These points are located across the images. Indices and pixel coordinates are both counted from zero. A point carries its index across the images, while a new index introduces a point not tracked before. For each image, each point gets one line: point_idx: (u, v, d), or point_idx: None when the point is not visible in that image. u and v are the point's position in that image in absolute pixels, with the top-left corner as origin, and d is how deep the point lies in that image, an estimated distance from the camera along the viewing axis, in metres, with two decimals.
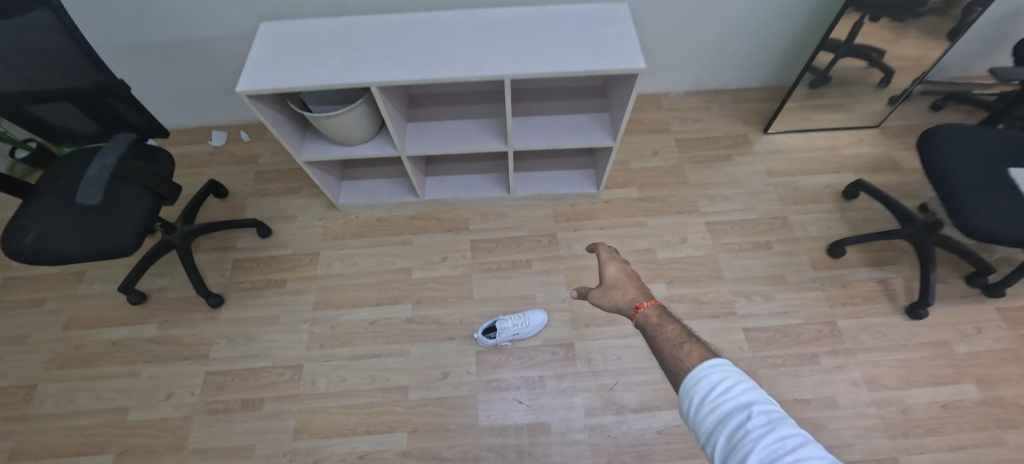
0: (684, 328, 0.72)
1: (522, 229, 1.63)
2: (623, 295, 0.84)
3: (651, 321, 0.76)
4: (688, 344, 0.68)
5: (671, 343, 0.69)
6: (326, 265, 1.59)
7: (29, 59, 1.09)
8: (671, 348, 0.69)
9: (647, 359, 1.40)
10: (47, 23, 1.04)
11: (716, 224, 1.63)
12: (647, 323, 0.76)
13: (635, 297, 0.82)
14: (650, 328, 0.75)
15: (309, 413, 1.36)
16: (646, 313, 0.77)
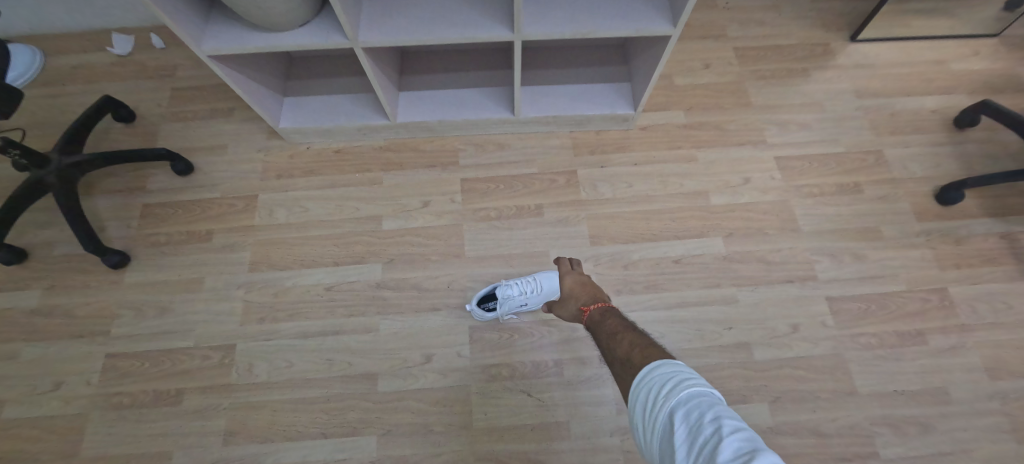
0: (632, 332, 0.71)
1: (530, 165, 1.21)
2: (582, 302, 0.87)
3: (603, 322, 0.78)
4: (623, 333, 0.72)
5: (613, 336, 0.72)
6: (266, 212, 1.18)
7: None
8: (614, 340, 0.72)
9: (699, 338, 1.04)
10: None
11: (789, 160, 1.22)
12: (598, 323, 0.79)
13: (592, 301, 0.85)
14: (602, 327, 0.77)
15: (245, 409, 1.01)
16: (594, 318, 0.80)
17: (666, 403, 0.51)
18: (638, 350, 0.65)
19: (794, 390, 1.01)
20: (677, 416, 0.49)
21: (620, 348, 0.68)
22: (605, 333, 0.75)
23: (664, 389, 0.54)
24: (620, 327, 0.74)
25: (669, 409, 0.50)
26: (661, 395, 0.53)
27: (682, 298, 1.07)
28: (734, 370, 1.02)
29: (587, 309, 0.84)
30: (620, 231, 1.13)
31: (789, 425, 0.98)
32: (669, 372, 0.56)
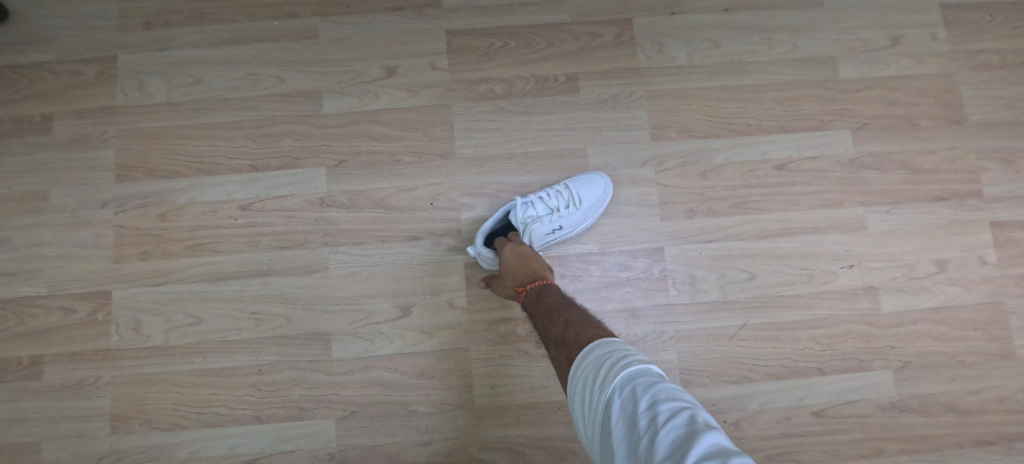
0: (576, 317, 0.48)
1: (557, 8, 0.75)
2: (519, 279, 0.60)
3: (538, 305, 0.54)
4: (568, 313, 0.48)
5: (558, 323, 0.48)
6: (135, 86, 0.74)
7: None
8: (557, 328, 0.47)
9: (805, 280, 0.71)
10: None
11: (961, 9, 0.78)
12: (533, 305, 0.55)
13: (532, 274, 0.60)
14: (536, 309, 0.54)
15: (138, 383, 0.69)
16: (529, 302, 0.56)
17: (595, 399, 0.32)
18: (574, 329, 0.44)
19: (933, 352, 0.71)
20: (607, 418, 0.30)
21: (565, 342, 0.44)
22: (541, 317, 0.52)
23: (593, 378, 0.34)
24: (565, 311, 0.49)
25: (596, 408, 0.31)
26: (588, 387, 0.34)
27: (783, 222, 0.72)
28: (852, 325, 0.70)
29: (523, 285, 0.59)
30: (697, 120, 0.73)
31: (920, 400, 0.70)
32: (601, 348, 0.37)
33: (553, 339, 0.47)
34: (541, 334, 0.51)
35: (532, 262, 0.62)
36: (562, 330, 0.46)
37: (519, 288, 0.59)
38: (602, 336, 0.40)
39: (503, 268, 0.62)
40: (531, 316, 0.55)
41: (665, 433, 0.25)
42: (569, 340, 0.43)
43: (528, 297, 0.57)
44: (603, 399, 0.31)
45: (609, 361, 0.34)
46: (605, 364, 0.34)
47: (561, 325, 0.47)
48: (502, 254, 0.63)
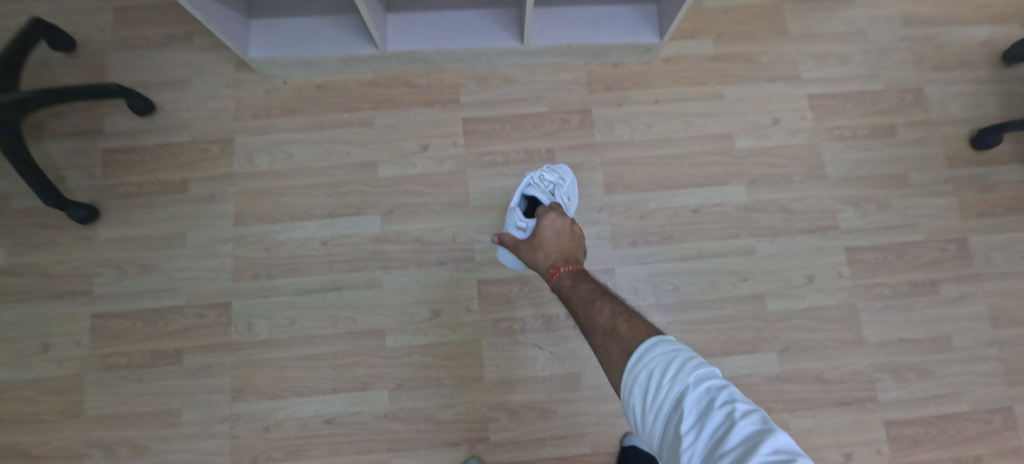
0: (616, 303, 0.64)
1: (540, 102, 1.09)
2: (555, 259, 0.78)
3: (574, 290, 0.71)
4: (609, 305, 0.63)
5: (602, 314, 0.62)
6: (247, 159, 1.06)
7: None
8: (603, 322, 0.61)
9: (713, 289, 1.02)
10: None
11: (823, 99, 1.12)
12: (569, 287, 0.72)
13: (567, 261, 0.77)
14: (575, 292, 0.71)
15: (250, 366, 0.99)
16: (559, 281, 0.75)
17: (668, 388, 0.44)
18: (625, 321, 0.58)
19: (804, 339, 1.01)
20: (681, 404, 0.42)
21: (615, 332, 0.57)
22: (581, 301, 0.68)
23: (663, 372, 0.46)
24: (606, 301, 0.65)
25: (672, 397, 0.43)
26: (655, 384, 0.46)
27: (699, 249, 1.03)
28: (747, 320, 1.01)
29: (558, 267, 0.77)
30: (638, 178, 1.05)
31: (796, 372, 1.00)
32: (664, 349, 0.49)
33: (600, 328, 0.61)
34: (580, 315, 0.67)
35: (566, 244, 0.80)
36: (607, 321, 0.61)
37: (555, 268, 0.77)
38: (655, 335, 0.52)
39: (541, 240, 0.80)
40: (568, 297, 0.71)
41: (739, 430, 0.37)
42: (623, 335, 0.56)
43: (560, 278, 0.75)
44: (682, 400, 0.42)
45: (678, 366, 0.45)
46: (674, 367, 0.46)
47: (606, 316, 0.61)
48: (545, 233, 0.80)
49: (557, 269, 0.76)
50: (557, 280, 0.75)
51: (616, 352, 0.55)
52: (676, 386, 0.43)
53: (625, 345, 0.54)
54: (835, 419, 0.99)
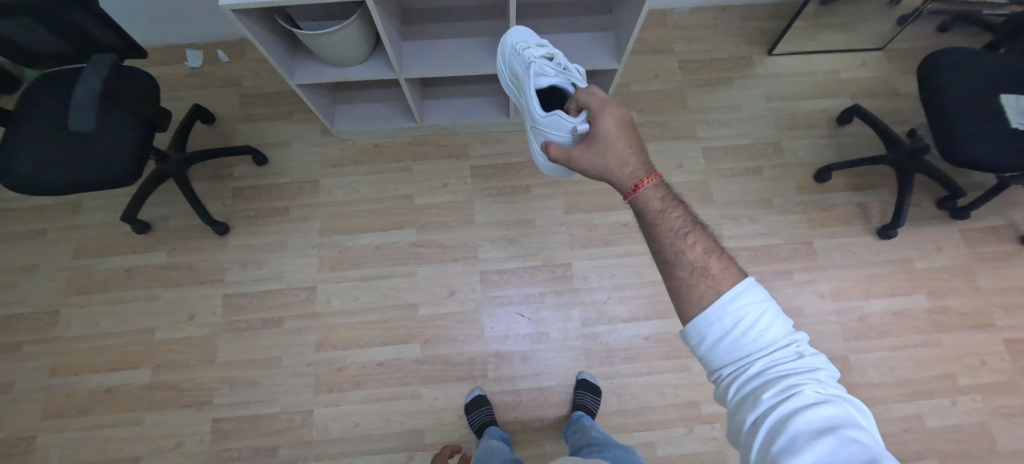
0: (688, 214, 0.62)
1: (521, 154, 1.65)
2: (621, 168, 0.69)
3: (649, 200, 0.63)
4: (692, 233, 0.59)
5: (673, 230, 0.59)
6: (328, 192, 1.61)
7: None
8: (672, 232, 0.59)
9: (637, 275, 1.53)
10: None
11: (712, 150, 1.66)
12: (643, 199, 0.63)
13: (638, 172, 0.67)
14: (647, 208, 0.62)
15: (328, 328, 1.48)
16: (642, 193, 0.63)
17: (756, 329, 0.50)
18: (716, 258, 0.56)
19: None
20: (769, 346, 0.50)
21: (693, 258, 0.56)
22: (652, 217, 0.61)
23: (751, 315, 0.51)
24: (683, 221, 0.60)
25: (761, 341, 0.50)
26: (745, 331, 0.50)
27: (627, 249, 1.55)
28: (661, 296, 1.50)
29: (631, 185, 0.66)
30: (587, 203, 1.60)
31: None
32: (750, 295, 0.52)
33: (672, 241, 0.58)
34: (645, 224, 0.62)
35: (636, 155, 0.70)
36: (685, 253, 0.57)
37: (627, 185, 0.66)
38: (739, 272, 0.55)
39: (605, 147, 0.73)
40: (639, 214, 0.63)
41: (805, 365, 0.50)
42: (696, 258, 0.56)
43: (634, 195, 0.64)
44: (757, 315, 0.51)
45: (759, 300, 0.52)
46: (753, 295, 0.52)
47: (682, 240, 0.58)
48: (601, 123, 0.75)
49: (620, 174, 0.69)
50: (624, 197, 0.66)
51: (700, 291, 0.54)
52: (748, 302, 0.51)
53: (710, 282, 0.54)
54: None
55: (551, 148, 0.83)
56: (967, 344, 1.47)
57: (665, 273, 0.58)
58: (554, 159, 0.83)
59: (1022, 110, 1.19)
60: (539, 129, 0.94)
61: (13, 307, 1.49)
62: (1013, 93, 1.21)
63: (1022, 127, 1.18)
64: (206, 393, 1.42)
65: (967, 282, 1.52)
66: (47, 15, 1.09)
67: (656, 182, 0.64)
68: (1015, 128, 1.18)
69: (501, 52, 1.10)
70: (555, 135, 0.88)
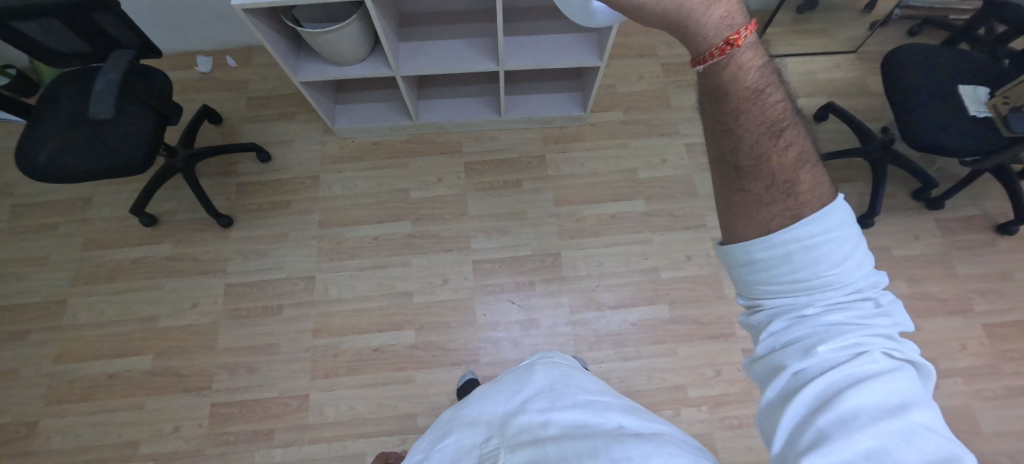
0: (787, 102, 0.46)
1: (513, 151, 1.73)
2: (706, 6, 0.46)
3: (745, 68, 0.45)
4: (789, 131, 0.45)
5: (765, 124, 0.44)
6: (328, 187, 1.68)
7: None
8: (766, 127, 0.44)
9: (625, 264, 1.58)
10: None
11: (696, 146, 1.73)
12: (734, 68, 0.45)
13: (732, 15, 0.46)
14: (737, 87, 0.45)
15: (325, 315, 1.52)
16: (738, 59, 0.45)
17: (837, 258, 0.43)
18: (808, 172, 0.44)
19: (686, 295, 1.54)
20: (844, 283, 0.43)
21: (781, 167, 0.44)
22: (743, 101, 0.45)
23: (840, 242, 0.43)
24: (784, 110, 0.45)
25: (836, 275, 0.43)
26: (824, 261, 0.42)
27: (615, 239, 1.61)
28: (647, 284, 1.55)
29: (718, 41, 0.45)
30: (575, 196, 1.67)
31: (681, 317, 1.51)
32: (843, 216, 0.43)
33: (759, 139, 0.44)
34: (725, 110, 0.46)
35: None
36: (772, 159, 0.44)
37: (710, 42, 0.46)
38: (834, 193, 0.44)
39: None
40: (718, 91, 0.46)
41: (879, 318, 0.44)
42: (788, 168, 0.44)
43: (721, 62, 0.45)
44: (846, 244, 0.43)
45: (854, 229, 0.43)
46: (848, 220, 0.43)
47: (775, 141, 0.44)
48: None
49: (707, 19, 0.46)
50: (699, 62, 0.47)
51: (780, 211, 0.43)
52: (839, 228, 0.42)
53: (794, 204, 0.43)
54: (709, 347, 1.48)
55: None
56: (948, 329, 1.43)
57: (732, 184, 0.46)
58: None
59: (978, 99, 1.26)
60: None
61: (23, 296, 1.55)
62: (970, 84, 1.29)
63: (980, 114, 1.24)
64: (204, 378, 1.46)
65: (945, 268, 1.51)
66: (71, 18, 1.19)
67: (753, 38, 0.46)
68: (974, 115, 1.25)
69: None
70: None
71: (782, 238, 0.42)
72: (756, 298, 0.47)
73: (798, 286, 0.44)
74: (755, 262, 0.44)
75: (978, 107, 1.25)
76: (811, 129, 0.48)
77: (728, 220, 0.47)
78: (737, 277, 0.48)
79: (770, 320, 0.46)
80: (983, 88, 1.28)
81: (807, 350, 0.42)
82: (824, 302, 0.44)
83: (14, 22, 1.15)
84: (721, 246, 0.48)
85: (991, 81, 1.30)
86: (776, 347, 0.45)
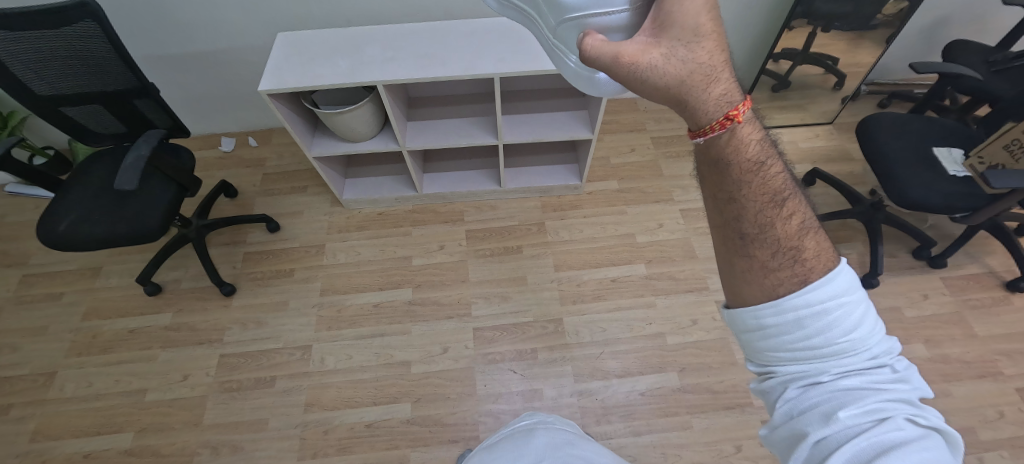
0: (786, 174, 0.51)
1: (513, 219, 1.79)
2: (706, 84, 0.49)
3: (744, 142, 0.49)
4: (792, 200, 0.49)
5: (768, 194, 0.48)
6: (332, 255, 1.72)
7: (62, 60, 1.20)
8: (768, 197, 0.48)
9: (629, 330, 1.54)
10: (101, 52, 1.19)
11: (692, 210, 1.78)
12: (734, 142, 0.49)
13: (730, 93, 0.49)
14: (738, 159, 0.49)
15: (319, 387, 1.46)
16: (739, 132, 0.48)
17: (849, 323, 0.45)
18: (812, 239, 0.48)
19: (695, 362, 1.47)
20: (858, 348, 0.45)
21: (785, 234, 0.47)
22: (744, 172, 0.49)
23: (849, 308, 0.45)
24: (784, 182, 0.49)
25: (848, 340, 0.45)
26: (837, 326, 0.45)
27: (618, 303, 1.59)
28: (653, 350, 1.49)
29: (716, 116, 0.49)
30: (575, 261, 1.68)
31: (691, 385, 1.43)
32: (849, 285, 0.46)
33: (763, 209, 0.48)
34: (726, 179, 0.49)
35: (722, 63, 0.50)
36: (776, 226, 0.47)
37: (709, 115, 0.49)
38: (837, 258, 0.48)
39: (691, 40, 0.48)
40: (719, 162, 0.50)
41: (895, 385, 0.45)
42: (793, 235, 0.47)
43: (722, 135, 0.49)
44: (855, 310, 0.46)
45: (861, 296, 0.47)
46: (853, 288, 0.46)
47: (779, 210, 0.48)
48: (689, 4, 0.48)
49: (707, 95, 0.49)
50: (699, 134, 0.50)
51: (787, 277, 0.46)
52: (846, 295, 0.46)
53: (800, 270, 0.46)
54: (725, 419, 1.38)
55: (591, 41, 0.51)
56: (979, 394, 1.34)
57: (737, 250, 0.49)
58: (594, 61, 0.52)
59: (955, 160, 1.33)
60: (571, 21, 0.54)
61: (13, 369, 1.51)
62: (944, 147, 1.36)
63: (959, 173, 1.30)
64: (185, 458, 1.37)
65: (963, 328, 1.45)
66: (114, 103, 1.33)
67: (749, 113, 0.50)
68: (953, 175, 1.30)
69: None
70: (601, 14, 0.52)
71: (791, 305, 0.46)
72: (769, 365, 0.49)
73: (812, 353, 0.46)
74: (765, 328, 0.47)
75: (956, 167, 1.31)
76: (809, 200, 0.52)
77: (733, 286, 0.50)
78: (748, 343, 0.50)
79: (784, 387, 0.48)
80: (957, 149, 1.35)
81: (827, 416, 0.43)
82: (838, 368, 0.45)
83: (64, 106, 1.30)
84: (729, 312, 0.51)
85: (964, 143, 1.37)
86: (793, 414, 0.46)
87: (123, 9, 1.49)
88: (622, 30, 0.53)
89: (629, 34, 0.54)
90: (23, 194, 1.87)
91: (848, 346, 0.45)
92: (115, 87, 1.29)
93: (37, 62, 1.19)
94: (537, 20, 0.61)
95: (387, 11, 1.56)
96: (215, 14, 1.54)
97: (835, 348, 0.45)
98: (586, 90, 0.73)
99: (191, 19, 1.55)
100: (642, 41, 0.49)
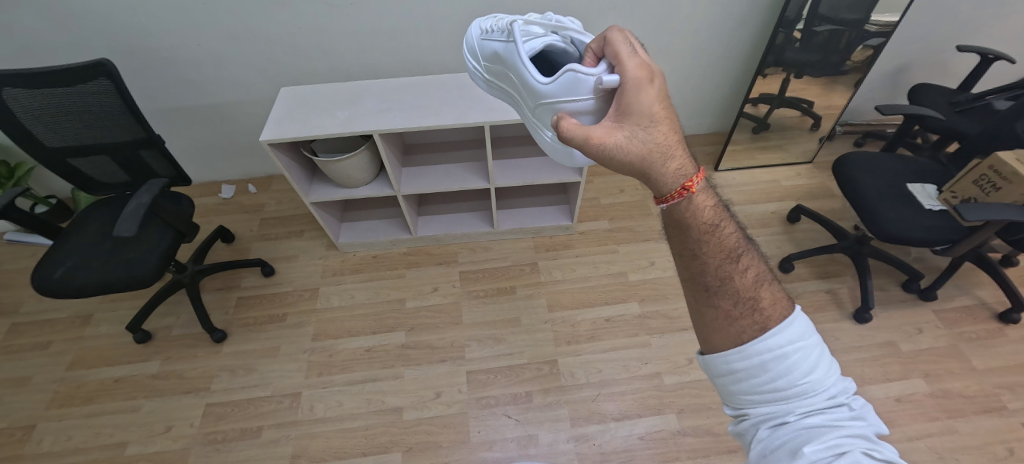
0: (741, 232, 0.57)
1: (505, 259, 1.81)
2: (663, 160, 0.56)
3: (699, 207, 0.55)
4: (746, 256, 0.54)
5: (724, 251, 0.54)
6: (325, 298, 1.72)
7: (73, 115, 1.26)
8: (725, 254, 0.54)
9: (625, 370, 1.51)
10: (112, 107, 1.26)
11: None
12: (691, 208, 0.54)
13: (684, 168, 0.56)
14: (696, 222, 0.54)
15: (307, 437, 1.41)
16: (694, 200, 0.54)
17: (807, 363, 0.50)
18: (768, 288, 0.53)
19: (693, 403, 1.43)
20: (818, 388, 0.49)
21: (744, 286, 0.53)
22: (703, 233, 0.54)
23: (808, 350, 0.50)
24: (737, 239, 0.55)
25: (807, 381, 0.49)
26: (797, 367, 0.49)
27: (612, 344, 1.57)
28: (650, 391, 1.46)
29: (675, 185, 0.55)
30: (568, 301, 1.68)
31: (691, 428, 1.39)
32: (807, 330, 0.51)
33: (722, 264, 0.53)
34: (690, 239, 0.55)
35: (675, 143, 0.58)
36: (734, 279, 0.53)
37: (669, 185, 0.55)
38: (792, 306, 0.53)
39: (647, 125, 0.58)
40: (681, 223, 0.55)
41: (855, 424, 0.49)
42: (749, 287, 0.53)
43: (680, 202, 0.55)
44: (811, 353, 0.50)
45: (816, 340, 0.51)
46: (809, 332, 0.51)
47: (736, 265, 0.53)
48: (645, 95, 0.59)
49: (664, 170, 0.56)
50: (662, 200, 0.56)
51: (747, 325, 0.51)
52: (802, 339, 0.50)
53: (759, 317, 0.51)
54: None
55: (565, 123, 0.62)
56: (986, 430, 1.30)
57: (704, 300, 0.54)
58: (568, 140, 0.62)
59: (929, 194, 1.37)
60: (545, 104, 0.75)
61: None
62: (917, 182, 1.42)
63: (935, 207, 1.34)
64: None
65: (961, 362, 1.43)
66: (120, 153, 1.38)
67: (703, 183, 0.56)
68: (929, 208, 1.34)
69: (468, 51, 0.94)
70: (570, 101, 0.69)
71: (755, 350, 0.50)
72: (743, 408, 0.52)
73: (778, 394, 0.49)
74: (735, 372, 0.51)
75: (931, 202, 1.36)
76: (764, 254, 0.58)
77: (705, 332, 0.55)
78: (722, 387, 0.54)
79: (757, 428, 0.51)
80: (930, 185, 1.40)
81: (794, 453, 0.46)
82: (803, 408, 0.49)
83: (71, 157, 1.36)
84: (703, 357, 0.55)
85: (937, 178, 1.43)
86: (766, 452, 0.49)
87: (140, 67, 1.60)
88: (589, 114, 0.69)
89: (596, 116, 0.69)
90: (21, 242, 1.89)
91: (810, 388, 0.49)
92: (121, 138, 1.35)
93: (49, 117, 1.26)
94: (524, 107, 0.85)
95: (388, 65, 1.67)
96: (226, 72, 1.64)
97: (798, 390, 0.49)
98: (563, 163, 0.83)
99: (203, 74, 1.65)
100: (608, 125, 0.59)
